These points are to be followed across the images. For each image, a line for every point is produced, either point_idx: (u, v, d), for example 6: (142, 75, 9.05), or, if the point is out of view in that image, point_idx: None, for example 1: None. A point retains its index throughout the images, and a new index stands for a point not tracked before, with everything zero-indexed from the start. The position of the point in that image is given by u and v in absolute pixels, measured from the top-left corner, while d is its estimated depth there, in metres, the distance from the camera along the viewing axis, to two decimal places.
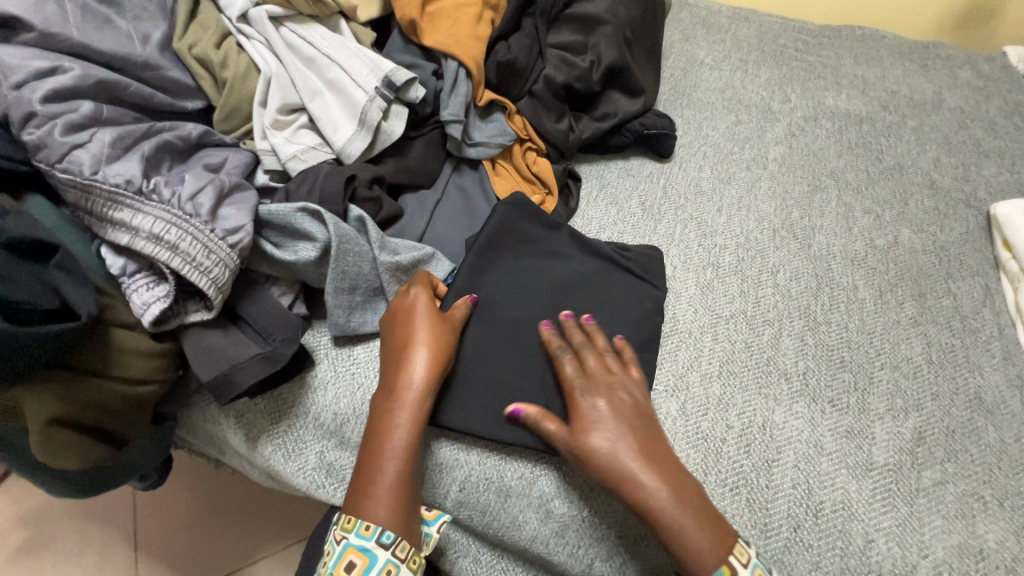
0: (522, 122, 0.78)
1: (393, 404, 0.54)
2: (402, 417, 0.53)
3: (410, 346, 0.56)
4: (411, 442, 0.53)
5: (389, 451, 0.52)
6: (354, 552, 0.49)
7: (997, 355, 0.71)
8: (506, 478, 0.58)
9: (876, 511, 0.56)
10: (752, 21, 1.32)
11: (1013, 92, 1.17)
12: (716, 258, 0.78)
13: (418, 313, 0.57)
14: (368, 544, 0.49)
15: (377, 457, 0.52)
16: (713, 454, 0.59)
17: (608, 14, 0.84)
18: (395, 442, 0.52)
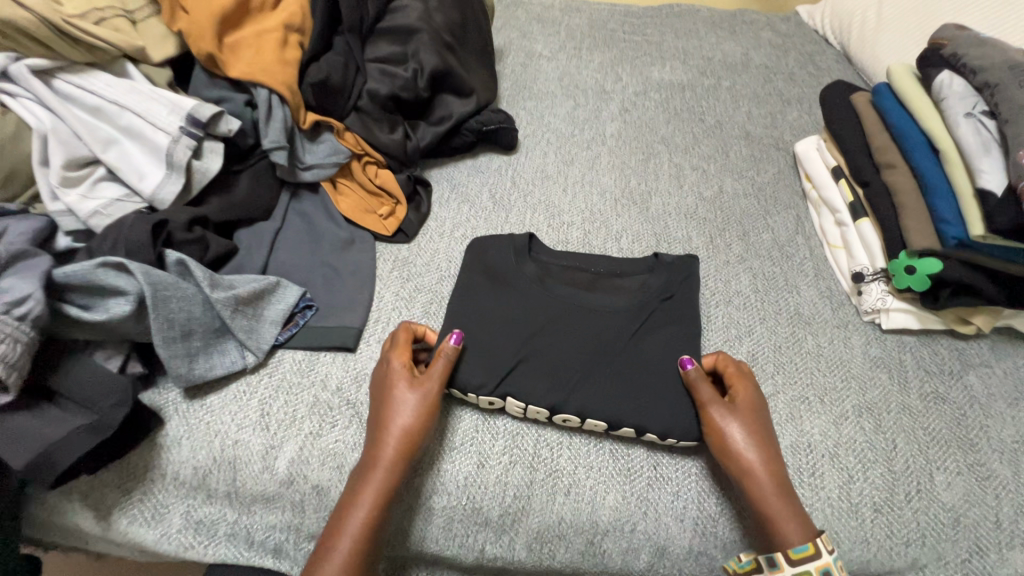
0: (354, 138, 0.79)
1: (372, 466, 0.55)
2: (372, 488, 0.54)
3: (388, 412, 0.57)
4: (377, 512, 0.53)
5: (353, 516, 0.53)
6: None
7: (810, 273, 0.80)
8: (421, 490, 0.59)
9: None
10: (582, 12, 1.40)
11: (807, 45, 1.34)
12: (564, 236, 0.84)
13: (395, 384, 0.58)
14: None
15: (338, 526, 0.53)
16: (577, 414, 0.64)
17: (422, 22, 0.85)
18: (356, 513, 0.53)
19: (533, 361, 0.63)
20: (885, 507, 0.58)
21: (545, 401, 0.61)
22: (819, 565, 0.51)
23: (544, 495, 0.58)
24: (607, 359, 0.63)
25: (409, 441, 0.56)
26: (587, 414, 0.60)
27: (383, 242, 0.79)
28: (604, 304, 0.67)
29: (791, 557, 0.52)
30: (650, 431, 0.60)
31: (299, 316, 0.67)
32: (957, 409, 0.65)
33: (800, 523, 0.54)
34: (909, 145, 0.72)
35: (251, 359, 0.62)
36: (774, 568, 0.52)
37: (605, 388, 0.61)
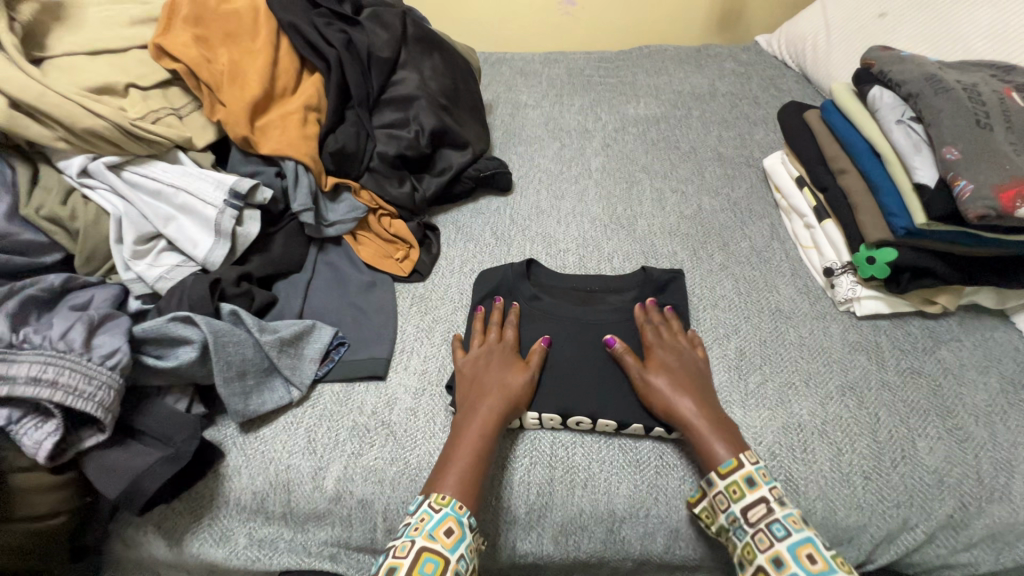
0: (369, 194, 0.90)
1: (474, 412, 0.65)
2: (477, 423, 0.64)
3: (485, 379, 0.68)
4: (480, 445, 0.63)
5: (464, 443, 0.63)
6: (453, 519, 0.58)
7: (787, 273, 0.88)
8: None
9: None
10: (561, 62, 1.55)
11: (768, 70, 1.46)
12: (562, 261, 0.93)
13: (499, 363, 0.70)
14: (464, 519, 0.58)
15: (451, 453, 0.62)
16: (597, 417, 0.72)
17: (419, 90, 0.99)
18: (458, 462, 0.61)
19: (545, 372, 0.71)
20: (875, 474, 0.64)
21: (555, 406, 0.68)
22: (744, 474, 0.60)
23: (564, 491, 0.65)
24: (609, 365, 0.72)
25: (501, 410, 0.65)
26: (597, 416, 0.67)
27: (401, 282, 0.89)
28: (602, 319, 0.77)
29: (720, 473, 0.60)
30: (652, 426, 0.67)
31: (334, 352, 0.76)
32: (933, 380, 0.72)
33: (729, 443, 0.62)
34: (856, 151, 0.82)
35: (296, 393, 0.71)
36: (711, 486, 0.61)
37: (607, 390, 0.70)
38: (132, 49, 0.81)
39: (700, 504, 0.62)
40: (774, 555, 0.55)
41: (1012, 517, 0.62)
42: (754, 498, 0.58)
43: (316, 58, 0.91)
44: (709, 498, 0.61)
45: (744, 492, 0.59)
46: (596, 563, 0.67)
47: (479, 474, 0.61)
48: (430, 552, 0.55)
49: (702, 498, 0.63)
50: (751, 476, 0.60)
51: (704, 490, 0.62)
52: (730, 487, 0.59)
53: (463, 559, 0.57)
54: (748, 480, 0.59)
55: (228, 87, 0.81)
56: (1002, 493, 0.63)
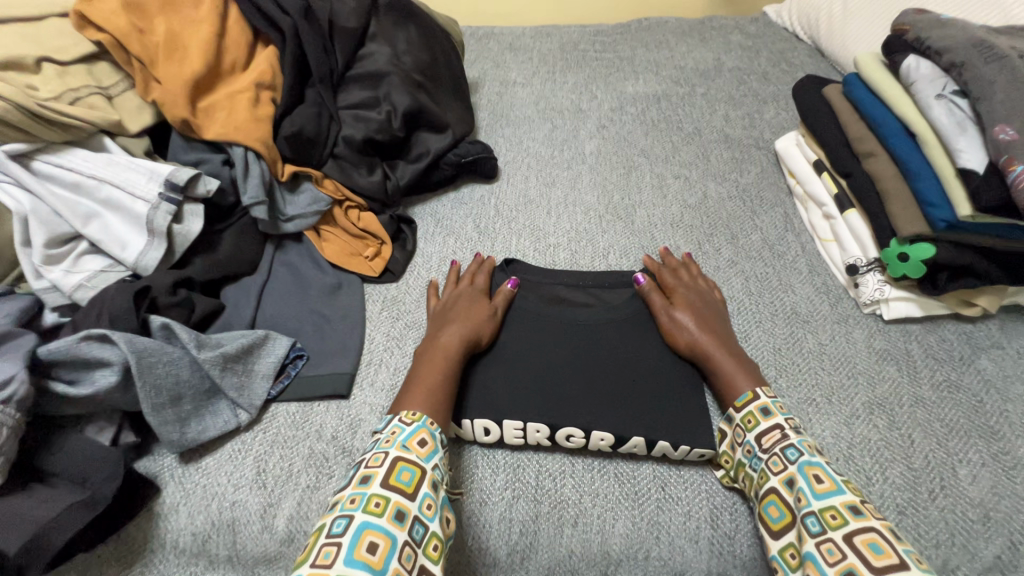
0: (334, 184, 0.80)
1: (442, 335, 0.65)
2: (444, 345, 0.63)
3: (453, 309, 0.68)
4: (448, 364, 0.62)
5: (432, 362, 0.62)
6: (426, 433, 0.55)
7: (803, 270, 0.78)
8: None
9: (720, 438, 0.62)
10: (553, 36, 1.43)
11: (778, 43, 1.35)
12: (551, 258, 0.84)
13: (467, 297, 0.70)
14: (436, 432, 0.56)
15: (419, 374, 0.61)
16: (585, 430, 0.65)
17: (391, 65, 0.88)
18: (428, 386, 0.60)
19: (530, 381, 0.63)
20: (910, 508, 0.55)
21: (543, 418, 0.60)
22: (758, 405, 0.58)
23: (551, 527, 0.56)
24: (602, 373, 0.64)
25: (468, 338, 0.64)
26: (590, 426, 0.59)
27: (371, 283, 0.79)
28: (593, 320, 0.68)
29: (737, 406, 0.59)
30: (653, 441, 0.58)
31: (291, 366, 0.67)
32: (973, 396, 0.63)
33: (748, 376, 0.61)
34: (886, 131, 0.71)
35: (244, 416, 0.62)
36: (729, 420, 0.59)
37: (600, 401, 0.61)
38: (52, 17, 0.70)
39: (720, 447, 0.59)
40: (787, 477, 0.52)
41: None
42: (769, 425, 0.56)
43: (270, 28, 0.80)
44: (728, 435, 0.59)
45: (759, 421, 0.57)
46: None
47: (448, 397, 0.60)
48: (405, 462, 0.52)
49: (722, 439, 0.60)
50: (767, 406, 0.57)
51: (724, 430, 0.60)
52: (745, 418, 0.58)
53: (438, 469, 0.54)
54: (762, 410, 0.57)
55: (164, 62, 0.70)
56: None
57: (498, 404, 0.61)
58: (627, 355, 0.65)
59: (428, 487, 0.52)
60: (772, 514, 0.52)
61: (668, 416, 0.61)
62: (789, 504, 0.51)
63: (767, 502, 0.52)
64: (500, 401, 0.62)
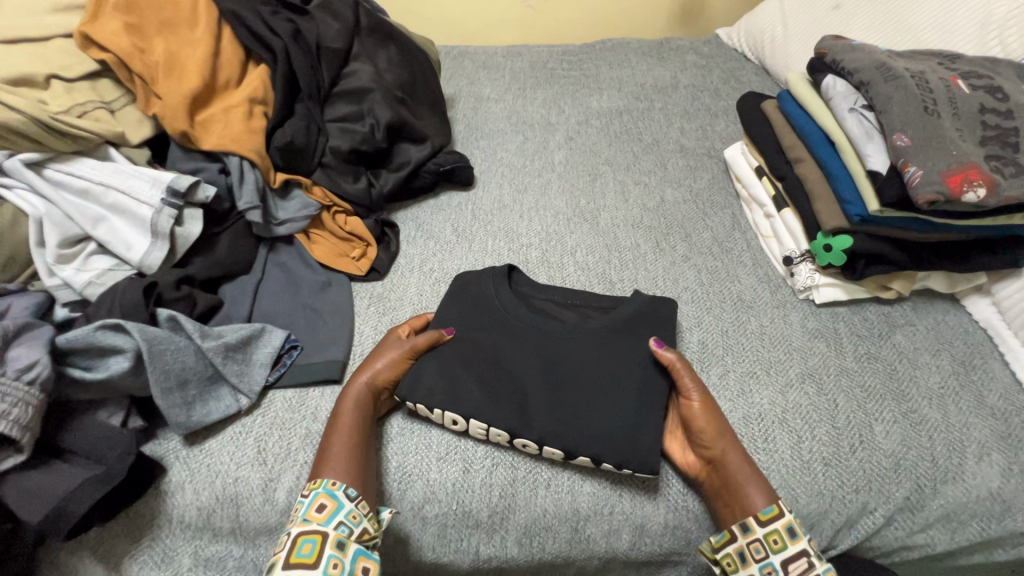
0: (322, 191, 0.87)
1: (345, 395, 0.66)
2: (346, 407, 0.64)
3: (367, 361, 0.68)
4: (352, 428, 0.63)
5: (338, 425, 0.63)
6: (326, 496, 0.58)
7: (748, 262, 0.88)
8: (408, 499, 0.63)
9: None
10: (523, 55, 1.54)
11: (729, 62, 1.47)
12: (524, 256, 0.92)
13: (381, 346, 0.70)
14: (337, 492, 0.58)
15: (327, 440, 0.62)
16: None
17: (373, 82, 0.96)
18: (336, 448, 0.61)
19: (503, 393, 0.65)
20: (835, 461, 0.64)
21: (503, 424, 0.63)
22: (785, 523, 0.57)
23: (528, 489, 0.63)
24: (573, 378, 0.65)
25: (366, 396, 0.65)
26: (543, 440, 0.62)
27: (358, 282, 0.86)
28: (574, 336, 0.69)
29: (762, 519, 0.58)
30: (609, 459, 0.61)
31: (286, 356, 0.73)
32: (889, 365, 0.73)
33: (766, 491, 0.60)
34: (812, 140, 0.82)
35: (244, 401, 0.67)
36: (749, 532, 0.58)
37: (561, 408, 0.64)
38: (57, 38, 0.76)
39: (726, 549, 0.59)
40: None
41: (965, 497, 0.63)
42: (796, 550, 0.56)
43: (262, 48, 0.86)
44: (740, 544, 0.58)
45: (786, 543, 0.57)
46: (563, 564, 0.65)
47: (359, 454, 0.62)
48: (305, 534, 0.55)
49: (729, 543, 0.59)
50: (793, 525, 0.57)
51: (733, 532, 0.58)
52: (769, 536, 0.57)
53: (344, 525, 0.57)
54: (790, 530, 0.57)
55: (164, 80, 0.76)
56: (956, 473, 0.64)
57: (464, 409, 0.64)
58: (600, 368, 0.66)
59: (331, 549, 0.55)
60: None
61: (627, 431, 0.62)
62: None
63: None
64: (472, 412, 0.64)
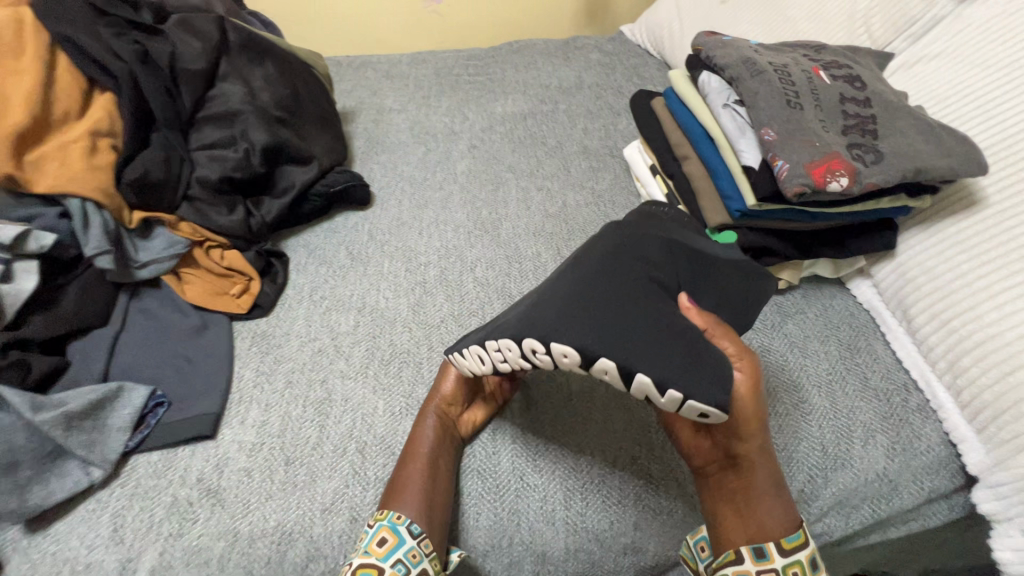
0: (190, 226, 0.80)
1: (425, 413, 0.66)
2: (424, 427, 0.65)
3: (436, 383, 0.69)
4: (428, 457, 0.62)
5: (418, 451, 0.63)
6: (388, 530, 0.57)
7: None
8: (291, 556, 0.59)
9: (596, 422, 0.68)
10: (428, 62, 1.49)
11: (632, 59, 1.48)
12: (422, 276, 0.87)
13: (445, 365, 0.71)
14: (399, 527, 0.56)
15: (404, 468, 0.62)
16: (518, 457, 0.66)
17: (244, 104, 0.89)
18: (410, 478, 0.61)
19: (539, 306, 0.53)
20: None
21: (513, 335, 0.52)
22: (808, 554, 0.54)
23: (595, 481, 0.64)
24: (637, 295, 0.52)
25: (443, 416, 0.66)
26: (548, 338, 0.49)
27: (241, 320, 0.80)
28: (649, 259, 0.56)
29: (785, 548, 0.54)
30: (663, 385, 0.46)
31: (150, 416, 0.66)
32: (781, 356, 0.73)
33: (788, 517, 0.55)
34: (694, 136, 0.82)
35: (97, 474, 0.60)
36: (766, 559, 0.54)
37: (609, 315, 0.50)
38: None
39: (724, 569, 0.55)
40: None
41: (854, 482, 0.64)
42: None
43: (105, 73, 0.78)
44: (747, 568, 0.54)
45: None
46: None
47: (436, 485, 0.61)
48: (363, 568, 0.55)
49: (728, 564, 0.54)
50: (812, 556, 0.55)
51: (742, 555, 0.54)
52: (789, 568, 0.54)
53: (401, 563, 0.55)
54: (812, 561, 0.55)
55: None
56: (844, 460, 0.65)
57: (502, 327, 0.55)
58: (654, 288, 0.53)
59: None
60: None
61: (682, 356, 0.48)
62: None
63: None
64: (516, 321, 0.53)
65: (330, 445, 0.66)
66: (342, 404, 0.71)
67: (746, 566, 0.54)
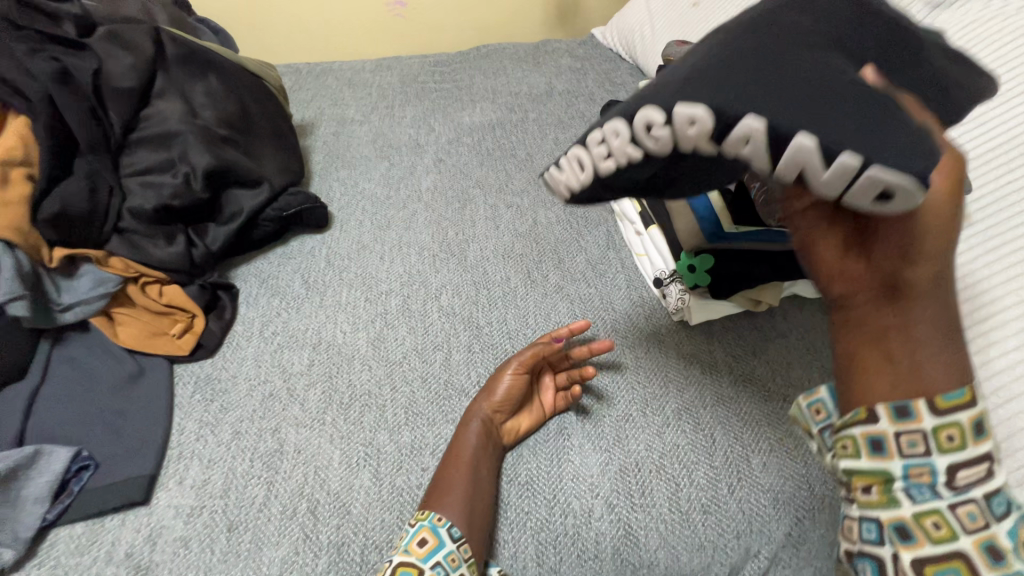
0: (122, 261, 0.73)
1: (484, 411, 0.66)
2: (466, 432, 0.64)
3: (491, 381, 0.69)
4: (473, 461, 0.62)
5: (461, 455, 0.62)
6: (429, 531, 0.56)
7: (622, 285, 0.83)
8: None
9: (586, 456, 0.64)
10: (392, 69, 1.42)
11: (604, 64, 1.43)
12: (383, 305, 0.81)
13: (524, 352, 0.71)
14: (440, 530, 0.56)
15: (447, 469, 0.61)
16: (537, 485, 0.62)
17: (182, 123, 0.82)
18: (453, 482, 0.60)
19: (674, 72, 0.40)
20: (713, 505, 0.60)
21: (625, 115, 0.41)
22: (973, 417, 0.37)
23: (601, 504, 0.60)
24: (816, 51, 0.38)
25: (488, 420, 0.65)
26: (671, 105, 0.38)
27: (183, 364, 0.73)
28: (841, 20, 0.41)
29: (941, 406, 0.37)
30: (834, 145, 0.34)
31: (74, 481, 0.60)
32: (763, 386, 0.69)
33: (955, 363, 0.38)
34: None
35: (9, 554, 0.54)
36: (910, 419, 0.37)
37: (761, 67, 0.37)
38: None
39: (850, 428, 0.40)
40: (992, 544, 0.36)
41: None
42: (978, 454, 0.37)
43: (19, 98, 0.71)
44: (884, 432, 0.38)
45: (966, 443, 0.37)
46: None
47: (474, 491, 0.60)
48: (404, 565, 0.54)
49: (865, 421, 0.39)
50: (982, 420, 0.37)
51: (877, 412, 0.38)
52: (944, 430, 0.37)
53: (440, 567, 0.55)
54: (977, 426, 0.37)
55: None
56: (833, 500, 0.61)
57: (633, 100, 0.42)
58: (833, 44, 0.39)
59: None
60: None
61: (879, 111, 0.35)
62: None
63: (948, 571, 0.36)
64: (626, 104, 0.43)
65: (278, 506, 0.60)
66: (293, 456, 0.64)
67: (880, 428, 0.38)
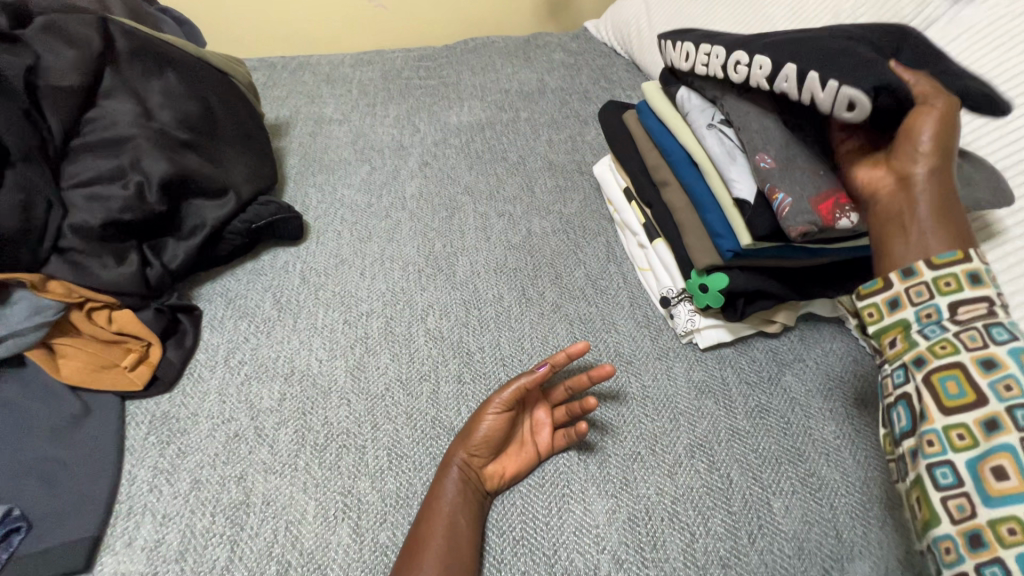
0: (63, 285, 0.64)
1: (462, 456, 0.59)
2: (444, 482, 0.57)
3: (470, 423, 0.61)
4: (451, 518, 0.54)
5: (439, 510, 0.55)
6: None
7: (625, 303, 0.76)
8: None
9: (591, 500, 0.58)
10: (374, 64, 1.34)
11: (597, 59, 1.36)
12: (364, 329, 0.73)
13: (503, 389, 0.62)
14: None
15: (425, 528, 0.54)
16: (532, 541, 0.55)
17: (133, 128, 0.73)
18: (433, 545, 0.52)
19: None
20: (733, 559, 0.54)
21: None
22: (967, 269, 0.46)
23: (609, 559, 0.54)
24: None
25: (466, 468, 0.58)
26: None
27: (137, 400, 0.65)
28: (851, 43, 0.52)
29: (935, 261, 0.46)
30: None
31: (1, 546, 0.52)
32: (781, 418, 0.64)
33: (958, 234, 0.47)
34: (675, 160, 0.72)
35: None
36: (913, 276, 0.47)
37: None
38: None
39: (872, 298, 0.49)
40: (985, 355, 0.43)
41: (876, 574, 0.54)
42: (975, 294, 0.45)
43: None
44: (896, 288, 0.48)
45: (963, 287, 0.45)
46: None
47: (457, 553, 0.53)
48: None
49: (881, 289, 0.49)
50: (976, 272, 0.46)
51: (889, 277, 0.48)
52: (941, 279, 0.46)
53: None
54: (972, 276, 0.46)
55: None
56: (862, 547, 0.55)
57: None
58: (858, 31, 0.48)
59: None
60: (949, 389, 0.43)
61: None
62: (975, 381, 0.43)
63: (945, 376, 0.44)
64: None
65: (243, 570, 0.53)
66: (262, 509, 0.57)
67: (893, 288, 0.48)
